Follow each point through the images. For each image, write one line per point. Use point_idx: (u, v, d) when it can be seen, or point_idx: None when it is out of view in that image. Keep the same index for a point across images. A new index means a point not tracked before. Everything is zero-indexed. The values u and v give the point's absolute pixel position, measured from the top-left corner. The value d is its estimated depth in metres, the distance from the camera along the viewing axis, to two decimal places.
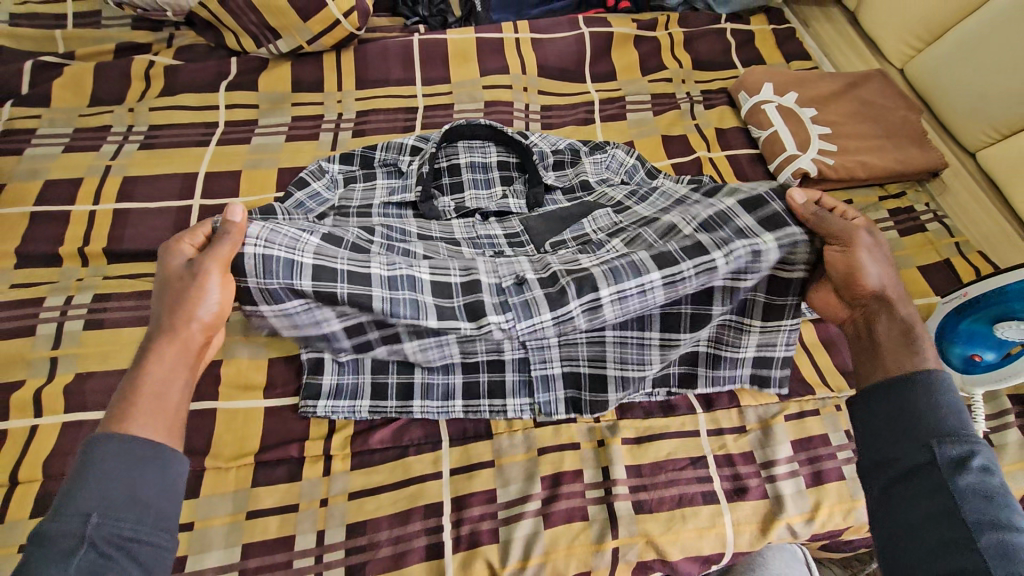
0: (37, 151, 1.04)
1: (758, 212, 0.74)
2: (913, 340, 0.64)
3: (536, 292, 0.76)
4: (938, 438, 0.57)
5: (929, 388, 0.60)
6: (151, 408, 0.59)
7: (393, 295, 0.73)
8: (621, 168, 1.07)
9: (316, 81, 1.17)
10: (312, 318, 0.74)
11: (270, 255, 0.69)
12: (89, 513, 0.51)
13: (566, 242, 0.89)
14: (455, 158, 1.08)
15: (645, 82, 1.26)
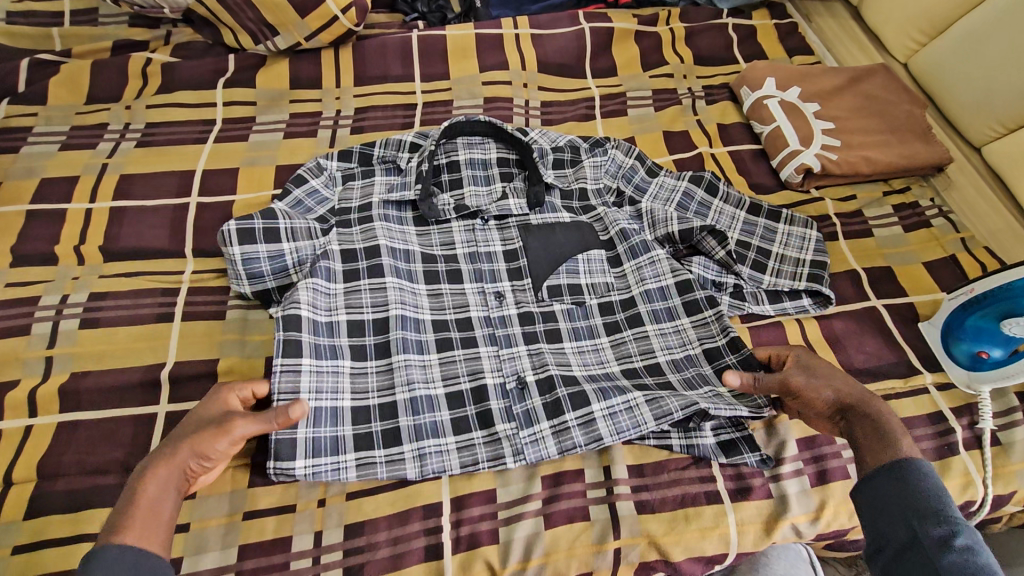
0: (34, 149, 1.03)
1: (715, 363, 0.85)
2: (890, 434, 0.68)
3: (536, 401, 0.81)
4: (924, 519, 0.60)
5: (913, 472, 0.63)
6: (145, 518, 0.61)
7: (417, 422, 0.78)
8: (620, 170, 1.05)
9: (314, 78, 1.16)
10: (336, 458, 0.75)
11: (318, 410, 0.77)
12: None
13: (562, 291, 0.91)
14: (454, 155, 1.06)
15: (646, 78, 1.25)
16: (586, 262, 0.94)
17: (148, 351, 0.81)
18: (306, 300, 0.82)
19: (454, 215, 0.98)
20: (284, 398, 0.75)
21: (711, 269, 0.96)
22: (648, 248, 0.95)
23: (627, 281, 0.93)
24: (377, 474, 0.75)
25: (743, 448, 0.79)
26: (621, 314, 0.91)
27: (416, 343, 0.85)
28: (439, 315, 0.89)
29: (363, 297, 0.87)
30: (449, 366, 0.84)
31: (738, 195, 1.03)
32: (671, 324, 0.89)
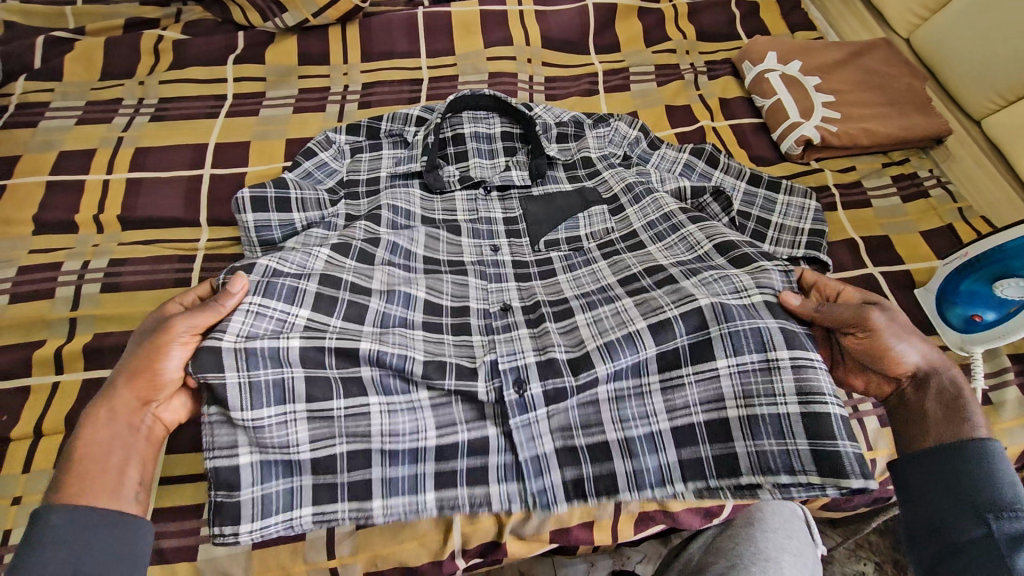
0: (52, 123, 1.06)
1: (729, 254, 0.83)
2: (962, 409, 0.65)
3: (518, 319, 0.82)
4: (988, 509, 0.57)
5: (982, 453, 0.60)
6: (86, 468, 0.61)
7: (387, 310, 0.79)
8: (623, 142, 1.08)
9: (322, 54, 1.18)
10: (279, 326, 0.72)
11: (264, 313, 0.72)
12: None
13: (560, 242, 0.94)
14: (459, 128, 1.09)
15: (649, 53, 1.26)
16: (586, 220, 0.96)
17: None
18: (300, 243, 0.85)
19: (458, 186, 1.00)
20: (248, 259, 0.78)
21: None
22: (651, 192, 0.96)
23: (628, 223, 0.95)
24: (328, 326, 0.74)
25: (762, 311, 0.75)
26: (621, 244, 0.92)
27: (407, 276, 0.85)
28: (432, 255, 0.91)
29: (359, 230, 0.87)
30: (434, 279, 0.87)
31: (738, 166, 1.05)
32: (675, 238, 0.90)
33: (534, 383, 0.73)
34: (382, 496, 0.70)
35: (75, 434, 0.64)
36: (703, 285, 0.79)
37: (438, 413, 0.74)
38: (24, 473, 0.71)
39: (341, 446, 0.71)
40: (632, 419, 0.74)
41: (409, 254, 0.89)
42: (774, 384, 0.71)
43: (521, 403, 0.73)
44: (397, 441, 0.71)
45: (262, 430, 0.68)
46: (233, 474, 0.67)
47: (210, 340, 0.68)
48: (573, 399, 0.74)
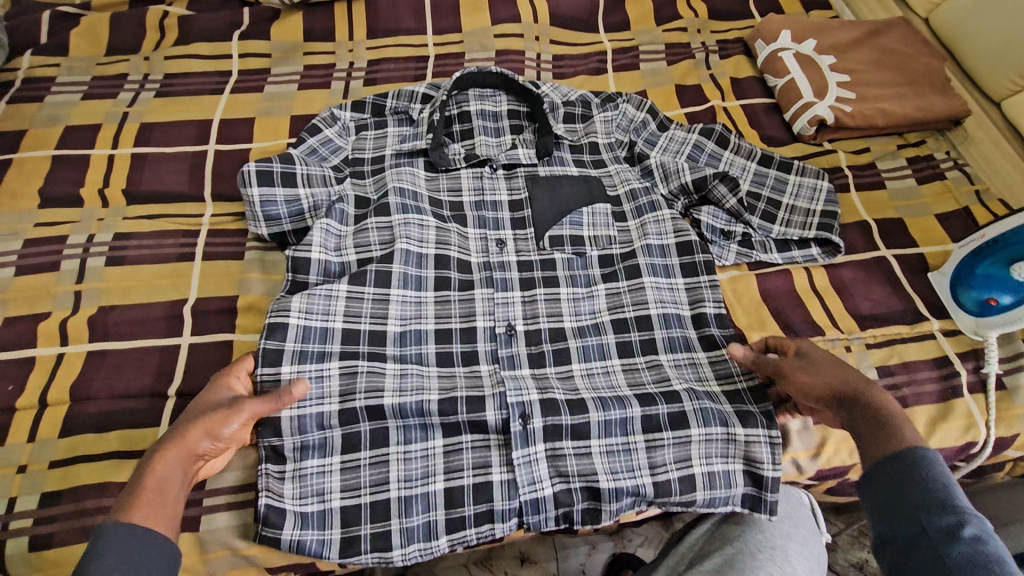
0: (57, 98, 1.06)
1: (702, 330, 0.85)
2: (892, 424, 0.63)
3: (521, 349, 0.83)
4: (923, 510, 0.57)
5: (915, 462, 0.59)
6: (150, 503, 0.58)
7: (402, 352, 0.81)
8: (630, 125, 1.06)
9: (327, 31, 1.17)
10: (321, 391, 0.75)
11: (304, 379, 0.75)
12: None
13: (564, 241, 0.92)
14: (465, 105, 1.07)
15: (659, 32, 1.24)
16: (590, 216, 0.94)
17: (171, 287, 0.85)
18: (319, 241, 0.86)
19: (464, 163, 0.99)
20: (276, 315, 0.78)
21: (720, 218, 0.95)
22: (655, 208, 0.95)
23: (629, 236, 0.94)
24: (357, 384, 0.76)
25: (722, 399, 0.79)
26: (619, 265, 0.91)
27: (417, 279, 0.86)
28: (444, 250, 0.90)
29: (371, 235, 0.88)
30: (443, 306, 0.85)
31: (749, 147, 1.03)
32: (666, 280, 0.89)
33: (537, 417, 0.76)
34: (400, 545, 0.71)
35: (138, 471, 0.61)
36: (675, 367, 0.82)
37: (449, 458, 0.75)
38: (29, 442, 0.72)
39: (366, 497, 0.72)
40: (620, 471, 0.74)
41: (421, 259, 0.88)
42: (730, 448, 0.76)
43: (524, 434, 0.75)
44: (411, 486, 0.73)
45: (305, 478, 0.72)
46: (280, 514, 0.70)
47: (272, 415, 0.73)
48: (569, 442, 0.76)
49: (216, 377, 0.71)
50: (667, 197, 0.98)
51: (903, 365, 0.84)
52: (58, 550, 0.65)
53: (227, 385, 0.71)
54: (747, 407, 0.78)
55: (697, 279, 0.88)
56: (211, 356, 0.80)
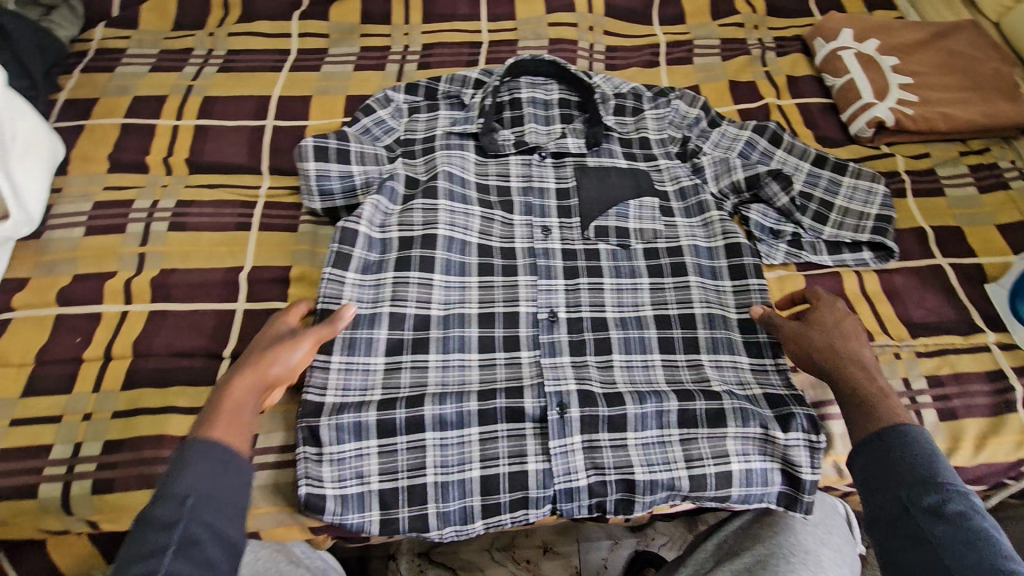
0: (127, 69, 1.10)
1: (748, 334, 0.83)
2: (869, 402, 0.66)
3: (562, 336, 0.82)
4: (913, 486, 0.57)
5: (898, 438, 0.61)
6: (229, 421, 0.60)
7: (446, 335, 0.81)
8: (683, 121, 1.06)
9: (384, 14, 1.19)
10: (365, 382, 0.77)
11: (351, 368, 0.77)
12: (186, 496, 0.54)
13: (609, 233, 0.92)
14: (517, 93, 1.08)
15: (715, 27, 1.22)
16: (637, 208, 0.94)
17: (229, 255, 0.88)
18: (366, 216, 0.86)
19: (513, 150, 1.00)
20: (328, 301, 0.80)
21: (769, 216, 0.94)
22: (703, 209, 0.95)
23: (676, 232, 0.93)
24: (401, 379, 0.77)
25: (763, 403, 0.78)
26: (665, 260, 0.90)
27: (460, 265, 0.86)
28: (486, 241, 0.90)
29: (415, 216, 0.89)
30: (487, 291, 0.85)
31: (803, 146, 1.02)
32: (712, 282, 0.88)
33: (574, 407, 0.75)
34: (437, 527, 0.71)
35: (212, 397, 0.63)
36: (716, 366, 0.81)
37: (485, 446, 0.74)
38: (94, 393, 0.75)
39: (404, 481, 0.72)
40: (656, 463, 0.73)
41: (464, 247, 0.88)
42: (767, 450, 0.75)
43: (561, 423, 0.74)
44: (448, 473, 0.72)
45: (343, 461, 0.72)
46: (320, 498, 0.70)
47: (312, 392, 0.75)
48: (606, 434, 0.75)
49: (277, 314, 0.74)
50: (717, 195, 0.97)
51: (955, 376, 0.82)
52: (118, 495, 0.69)
53: (285, 321, 0.73)
54: (797, 414, 0.75)
55: (745, 283, 0.87)
56: (264, 322, 0.82)
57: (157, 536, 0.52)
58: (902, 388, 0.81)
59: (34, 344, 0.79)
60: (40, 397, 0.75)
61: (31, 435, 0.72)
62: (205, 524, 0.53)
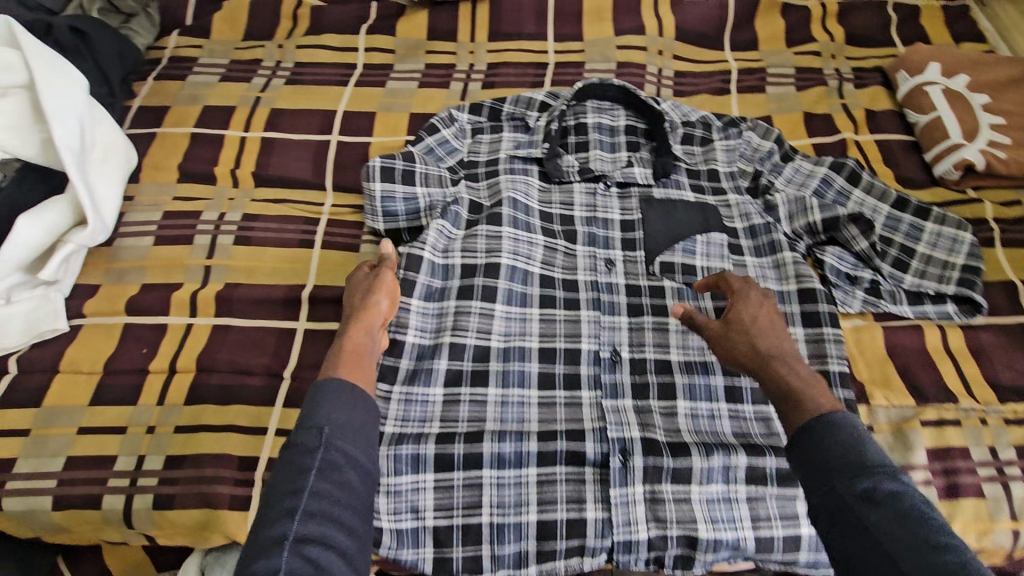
0: (198, 78, 1.12)
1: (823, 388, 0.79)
2: (795, 394, 0.59)
3: (625, 378, 0.80)
4: (850, 473, 0.51)
5: (824, 426, 0.54)
6: (355, 360, 0.64)
7: (506, 368, 0.79)
8: (755, 154, 1.02)
9: (451, 30, 1.18)
10: (424, 414, 0.76)
11: (411, 396, 0.77)
12: (321, 427, 0.55)
13: (675, 270, 0.89)
14: (582, 117, 1.05)
15: (789, 55, 1.18)
16: (704, 245, 0.91)
17: (293, 272, 0.88)
18: (431, 241, 0.86)
19: (577, 177, 0.97)
20: (394, 330, 0.80)
21: (845, 260, 0.90)
22: (775, 249, 0.91)
23: (745, 272, 0.91)
24: (459, 413, 0.76)
25: None
26: None
27: (521, 295, 0.85)
28: (548, 271, 0.88)
29: (479, 243, 0.88)
30: (548, 324, 0.83)
31: (883, 186, 0.97)
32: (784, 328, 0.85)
33: (637, 455, 0.73)
34: (490, 569, 0.70)
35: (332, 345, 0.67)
36: None
37: (543, 488, 0.72)
38: (158, 406, 0.76)
39: (459, 519, 0.70)
40: (720, 521, 0.70)
41: (526, 277, 0.87)
42: None
43: (624, 471, 0.72)
44: (504, 514, 0.71)
45: (398, 494, 0.71)
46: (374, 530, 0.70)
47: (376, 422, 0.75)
48: (670, 485, 0.72)
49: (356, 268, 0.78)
50: (790, 236, 0.93)
51: None
52: (177, 513, 0.69)
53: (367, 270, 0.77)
54: None
55: (819, 331, 0.83)
56: (324, 343, 0.82)
57: (301, 460, 0.54)
58: (989, 457, 0.75)
59: (104, 352, 0.80)
60: (107, 407, 0.76)
61: (98, 443, 0.73)
62: (344, 454, 0.55)
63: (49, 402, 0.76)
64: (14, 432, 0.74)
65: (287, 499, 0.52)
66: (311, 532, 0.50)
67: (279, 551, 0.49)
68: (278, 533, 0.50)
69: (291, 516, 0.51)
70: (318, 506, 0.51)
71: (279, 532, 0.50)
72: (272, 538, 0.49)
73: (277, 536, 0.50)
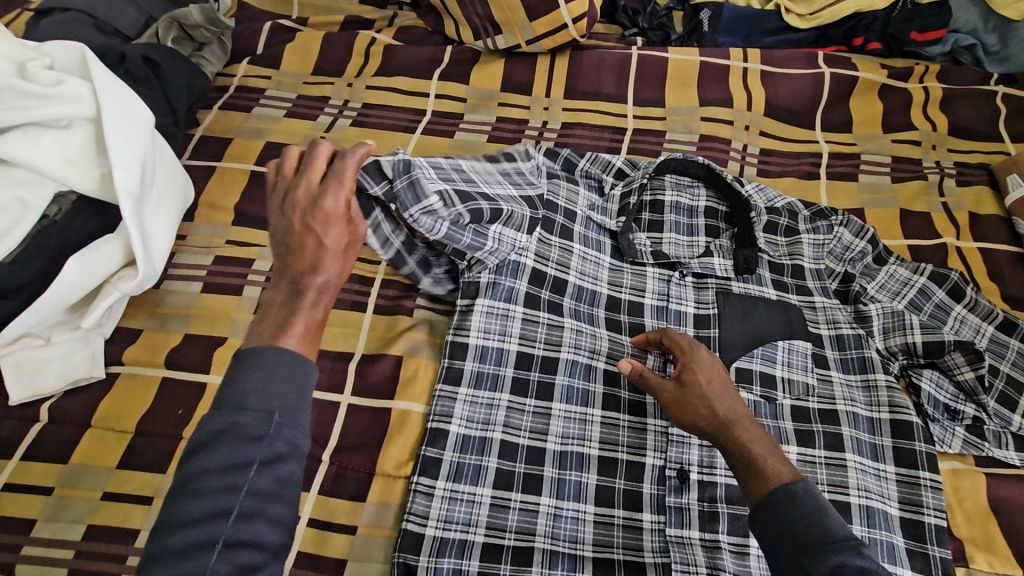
0: (263, 111, 1.08)
1: (911, 538, 0.73)
2: (760, 463, 0.62)
3: (693, 503, 0.72)
4: (816, 548, 0.53)
5: (791, 499, 0.58)
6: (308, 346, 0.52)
7: (561, 476, 0.74)
8: (845, 253, 0.93)
9: (526, 83, 1.13)
10: (468, 517, 0.70)
11: (456, 497, 0.71)
12: (270, 413, 0.47)
13: (752, 386, 0.81)
14: (660, 193, 0.98)
15: (887, 141, 1.09)
16: (786, 352, 0.84)
17: (340, 337, 0.83)
18: (479, 326, 0.81)
19: (651, 259, 0.91)
20: (438, 420, 0.75)
21: (945, 389, 0.82)
22: (866, 366, 0.83)
23: (832, 391, 0.82)
24: (508, 521, 0.71)
25: None
26: (817, 426, 0.79)
27: (582, 393, 0.79)
28: (613, 367, 0.82)
29: (539, 330, 0.82)
30: (611, 430, 0.77)
31: (990, 305, 0.87)
32: (873, 464, 0.77)
33: None
34: None
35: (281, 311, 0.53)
36: None
37: None
38: None
39: None
40: None
41: (590, 371, 0.81)
42: None
43: None
44: None
45: None
46: None
47: (417, 522, 0.70)
48: None
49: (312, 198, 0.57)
50: (883, 353, 0.85)
51: None
52: None
53: (326, 198, 0.57)
54: None
55: (914, 474, 0.76)
56: (368, 421, 0.77)
57: (239, 449, 0.45)
58: None
59: (138, 409, 0.76)
60: (137, 473, 0.72)
61: (120, 513, 0.69)
62: (290, 444, 0.47)
63: (75, 459, 0.73)
64: (39, 490, 0.71)
65: (219, 498, 0.44)
66: (243, 535, 0.44)
67: (205, 555, 0.43)
68: (202, 537, 0.43)
69: (224, 518, 0.44)
70: (256, 506, 0.45)
71: (206, 533, 0.43)
72: (197, 541, 0.43)
73: (204, 537, 0.43)
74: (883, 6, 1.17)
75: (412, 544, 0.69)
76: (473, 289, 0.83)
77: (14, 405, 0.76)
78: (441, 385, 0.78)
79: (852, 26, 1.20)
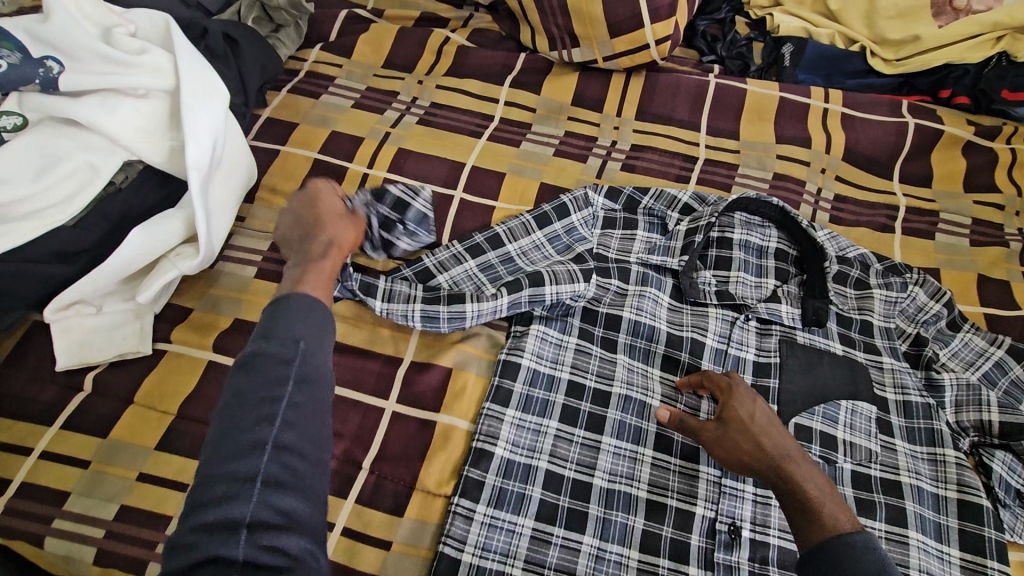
0: (331, 99, 1.06)
1: None
2: (813, 507, 0.59)
3: (742, 562, 0.69)
4: None
5: (846, 550, 0.54)
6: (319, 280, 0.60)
7: (607, 516, 0.70)
8: (917, 314, 0.88)
9: (598, 99, 1.10)
10: (507, 547, 0.68)
11: (495, 525, 0.69)
12: (298, 339, 0.48)
13: (811, 444, 0.77)
14: (729, 231, 0.94)
15: (968, 202, 1.04)
16: (849, 413, 0.79)
17: (391, 342, 0.81)
18: (533, 349, 0.79)
19: (714, 300, 0.87)
20: (483, 441, 0.73)
21: (1018, 475, 0.77)
22: (934, 439, 0.79)
23: (894, 459, 0.78)
24: (547, 556, 0.68)
25: None
26: (880, 496, 0.75)
27: (635, 430, 0.76)
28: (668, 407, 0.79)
29: (592, 361, 0.80)
30: (661, 473, 0.73)
31: None
32: (936, 545, 0.72)
33: None
34: None
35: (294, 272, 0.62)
36: None
37: None
38: None
39: None
40: None
41: (643, 407, 0.78)
42: None
43: None
44: None
45: None
46: None
47: (455, 545, 0.67)
48: None
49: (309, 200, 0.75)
50: (952, 428, 0.80)
51: None
52: None
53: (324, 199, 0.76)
54: None
55: (981, 563, 0.71)
56: (412, 432, 0.74)
57: (273, 371, 0.46)
58: None
59: (181, 390, 0.74)
60: (174, 456, 0.71)
61: (153, 496, 0.68)
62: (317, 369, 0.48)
63: (115, 434, 0.72)
64: (75, 462, 0.70)
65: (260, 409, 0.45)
66: (288, 443, 0.44)
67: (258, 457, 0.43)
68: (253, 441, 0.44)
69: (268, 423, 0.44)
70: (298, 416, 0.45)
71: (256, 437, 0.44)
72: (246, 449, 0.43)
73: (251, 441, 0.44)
74: (975, 60, 1.13)
75: (449, 568, 0.66)
76: (527, 317, 0.83)
77: (60, 371, 0.75)
78: (487, 406, 0.75)
79: (940, 78, 1.15)
